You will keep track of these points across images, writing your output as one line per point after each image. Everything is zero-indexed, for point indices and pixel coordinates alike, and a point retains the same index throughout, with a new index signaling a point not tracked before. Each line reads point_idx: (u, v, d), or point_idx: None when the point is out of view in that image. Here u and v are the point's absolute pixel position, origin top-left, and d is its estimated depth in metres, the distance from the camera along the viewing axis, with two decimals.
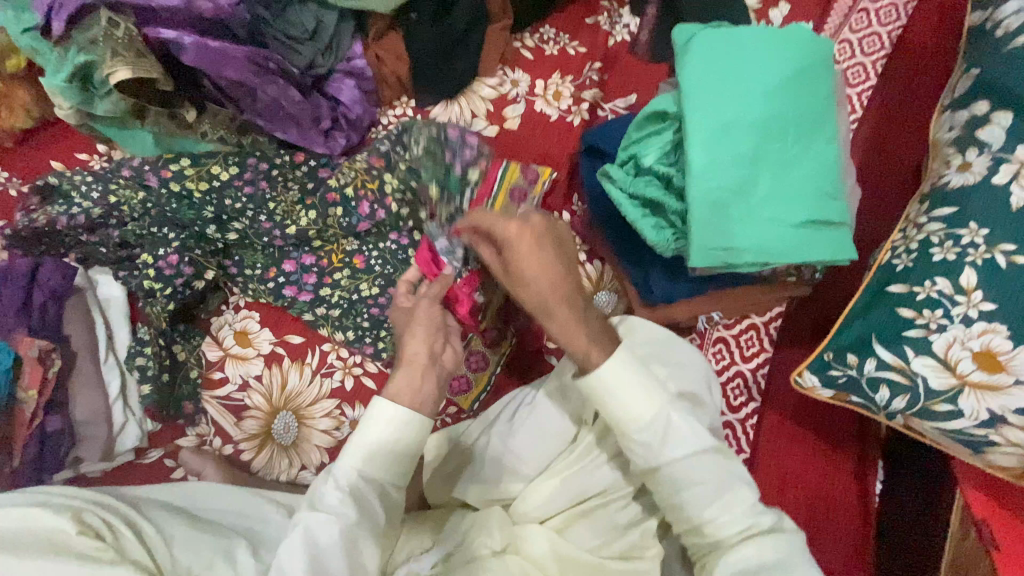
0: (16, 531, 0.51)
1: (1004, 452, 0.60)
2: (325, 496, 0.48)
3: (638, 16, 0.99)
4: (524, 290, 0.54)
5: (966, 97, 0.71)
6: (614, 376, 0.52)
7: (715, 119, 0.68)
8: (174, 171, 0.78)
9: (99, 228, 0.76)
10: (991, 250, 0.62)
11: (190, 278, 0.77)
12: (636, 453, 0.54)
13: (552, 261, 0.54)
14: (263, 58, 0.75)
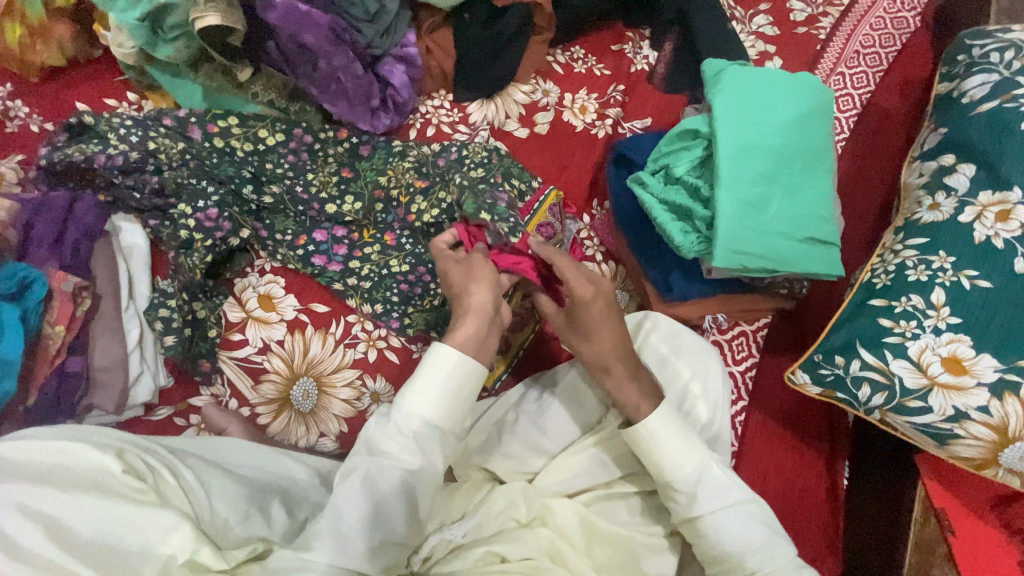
0: (58, 469, 0.51)
1: (966, 444, 0.71)
2: (383, 445, 0.56)
3: (657, 50, 1.07)
4: (588, 346, 0.66)
5: (934, 151, 0.86)
6: (660, 430, 0.62)
7: (741, 141, 0.77)
8: (220, 128, 0.79)
9: (135, 172, 0.75)
10: (957, 274, 0.74)
11: (227, 233, 0.76)
12: (677, 506, 0.62)
13: (615, 326, 0.65)
14: (341, 30, 0.78)
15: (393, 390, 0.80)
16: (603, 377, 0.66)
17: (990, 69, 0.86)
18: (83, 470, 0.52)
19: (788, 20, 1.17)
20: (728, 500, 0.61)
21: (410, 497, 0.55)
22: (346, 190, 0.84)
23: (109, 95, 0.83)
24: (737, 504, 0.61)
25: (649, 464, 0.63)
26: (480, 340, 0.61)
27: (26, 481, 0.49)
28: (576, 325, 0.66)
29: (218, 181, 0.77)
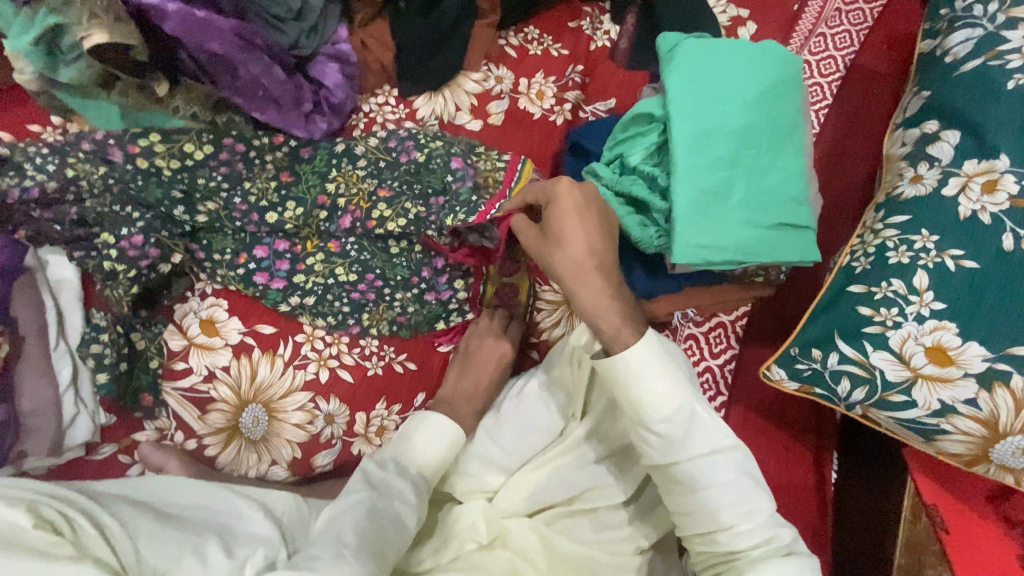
0: None
1: (953, 440, 0.66)
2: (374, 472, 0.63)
3: (618, 24, 1.00)
4: (561, 252, 0.60)
5: (917, 117, 0.78)
6: (637, 358, 0.55)
7: (698, 123, 0.71)
8: (143, 147, 0.73)
9: (54, 204, 0.71)
10: (941, 254, 0.67)
11: (156, 261, 0.72)
12: (651, 447, 0.55)
13: (591, 233, 0.61)
14: (249, 33, 0.71)
15: (347, 411, 0.77)
16: (579, 291, 0.60)
17: (974, 23, 0.77)
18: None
19: None
20: (711, 446, 0.54)
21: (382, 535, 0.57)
22: (287, 195, 0.78)
23: (32, 120, 0.79)
24: (721, 450, 0.55)
25: (624, 399, 0.56)
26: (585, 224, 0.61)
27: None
28: (551, 230, 0.62)
29: (143, 206, 0.73)
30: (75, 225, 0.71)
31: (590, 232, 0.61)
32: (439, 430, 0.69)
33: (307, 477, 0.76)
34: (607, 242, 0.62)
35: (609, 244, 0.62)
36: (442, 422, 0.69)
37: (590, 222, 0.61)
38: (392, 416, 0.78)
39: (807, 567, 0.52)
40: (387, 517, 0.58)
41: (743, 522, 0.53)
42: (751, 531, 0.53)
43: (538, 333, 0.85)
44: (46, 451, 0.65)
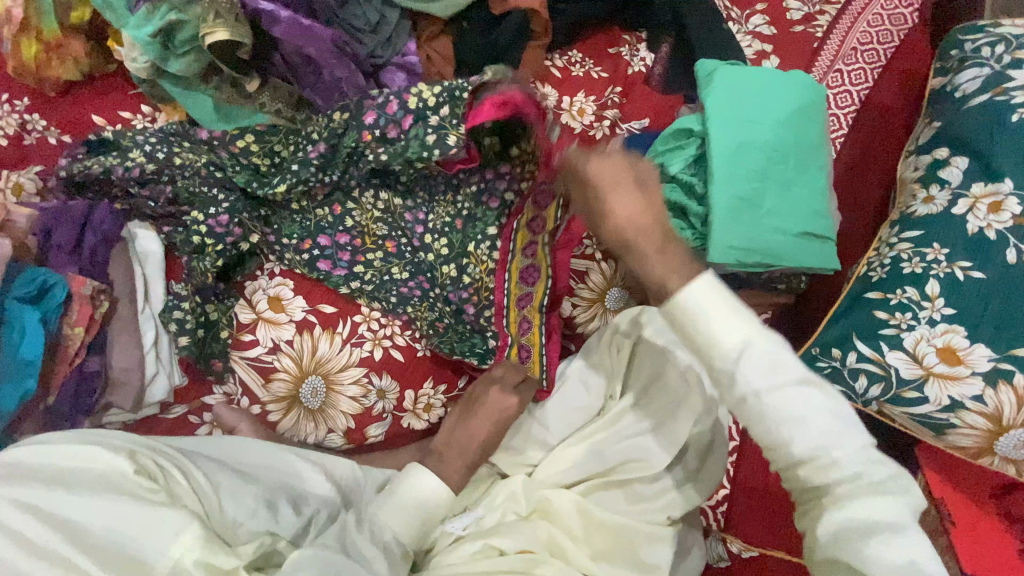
0: (76, 472, 0.54)
1: (961, 434, 0.72)
2: (359, 539, 0.61)
3: (654, 51, 1.08)
4: (606, 222, 0.59)
5: (929, 144, 0.87)
6: (700, 298, 0.52)
7: (734, 138, 0.79)
8: (241, 147, 0.82)
9: (150, 183, 0.78)
10: (951, 265, 0.75)
11: (238, 239, 0.79)
12: (719, 388, 0.52)
13: (636, 199, 0.59)
14: (342, 44, 0.82)
15: (398, 387, 0.83)
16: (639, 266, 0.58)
17: (982, 63, 0.87)
18: (97, 471, 0.54)
19: (784, 19, 1.18)
20: (779, 377, 0.49)
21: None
22: (348, 197, 0.86)
23: (124, 108, 0.86)
24: (794, 382, 0.50)
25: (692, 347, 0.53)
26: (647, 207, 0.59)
27: (45, 485, 0.52)
28: (592, 194, 0.61)
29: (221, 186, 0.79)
30: (164, 202, 0.79)
31: (609, 185, 0.60)
32: (427, 484, 0.65)
33: (360, 447, 0.82)
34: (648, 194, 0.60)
35: (651, 194, 0.60)
36: (423, 477, 0.66)
37: (611, 186, 0.60)
38: (438, 395, 0.84)
39: (900, 505, 0.48)
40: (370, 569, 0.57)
41: (829, 453, 0.49)
42: (841, 462, 0.48)
43: (573, 328, 0.90)
44: (131, 404, 0.71)
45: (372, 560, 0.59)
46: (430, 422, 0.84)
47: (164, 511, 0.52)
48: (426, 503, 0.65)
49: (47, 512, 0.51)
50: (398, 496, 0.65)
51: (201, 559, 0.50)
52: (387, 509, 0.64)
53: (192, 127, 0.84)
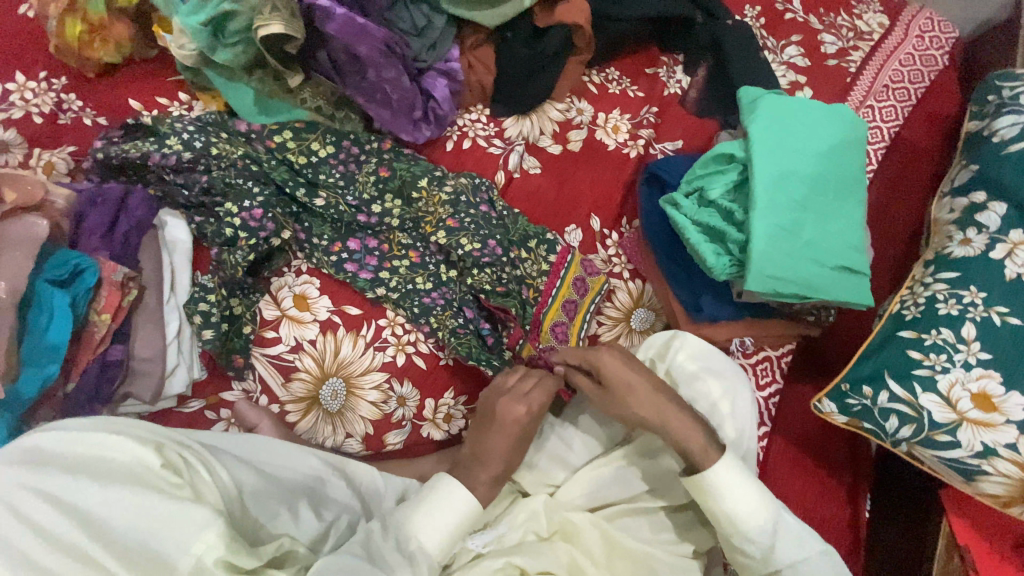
0: (97, 461, 0.52)
1: (993, 481, 0.70)
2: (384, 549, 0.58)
3: (690, 75, 1.05)
4: (633, 401, 0.70)
5: (966, 187, 0.87)
6: (723, 477, 0.65)
7: (776, 168, 0.78)
8: (278, 142, 0.81)
9: (185, 171, 0.77)
10: (988, 309, 0.74)
11: (270, 234, 0.77)
12: (751, 558, 0.65)
13: (641, 376, 0.72)
14: (394, 45, 0.81)
15: (419, 395, 0.81)
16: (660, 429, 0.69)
17: (1021, 110, 0.87)
18: (122, 462, 0.52)
19: (819, 51, 1.18)
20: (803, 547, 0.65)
21: None
22: (384, 189, 0.84)
23: (161, 94, 0.86)
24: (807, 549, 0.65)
25: (726, 524, 0.65)
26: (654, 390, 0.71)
27: (68, 471, 0.50)
28: (611, 388, 0.71)
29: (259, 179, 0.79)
30: (197, 190, 0.77)
31: (628, 368, 0.72)
32: (461, 500, 0.63)
33: (377, 453, 0.80)
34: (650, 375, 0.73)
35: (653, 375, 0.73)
36: (452, 488, 0.64)
37: (628, 372, 0.71)
38: (459, 405, 0.82)
39: None
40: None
41: None
42: None
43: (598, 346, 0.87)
44: (149, 395, 0.69)
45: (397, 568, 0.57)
46: (451, 433, 0.82)
47: (186, 508, 0.50)
48: (455, 518, 0.63)
49: (71, 499, 0.49)
50: (428, 509, 0.63)
51: (223, 559, 0.48)
52: (418, 521, 0.62)
53: (230, 117, 0.83)
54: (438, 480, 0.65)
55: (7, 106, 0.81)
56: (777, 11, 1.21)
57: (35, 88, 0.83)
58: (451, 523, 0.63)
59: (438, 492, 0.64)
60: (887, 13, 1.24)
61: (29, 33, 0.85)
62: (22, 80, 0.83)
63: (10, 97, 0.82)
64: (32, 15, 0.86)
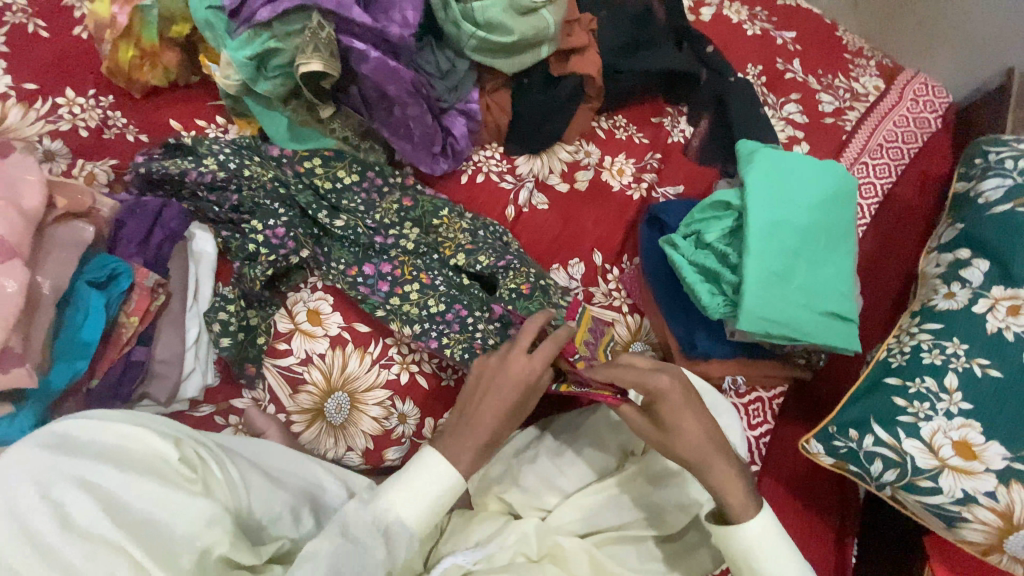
0: (122, 451, 0.56)
1: (972, 528, 0.72)
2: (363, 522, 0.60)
3: (693, 126, 1.12)
4: (681, 442, 0.67)
5: (952, 244, 0.91)
6: (759, 535, 0.64)
7: (769, 217, 0.83)
8: (306, 168, 0.88)
9: (218, 190, 0.83)
10: (970, 361, 0.78)
11: (290, 251, 0.82)
12: None
13: (699, 421, 0.68)
14: (421, 86, 0.87)
15: (419, 413, 0.83)
16: (702, 474, 0.67)
17: (1005, 174, 0.93)
18: (144, 453, 0.56)
19: (817, 109, 1.25)
20: None
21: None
22: (405, 218, 0.89)
23: (201, 117, 0.92)
24: None
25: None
26: (706, 437, 0.68)
27: (97, 461, 0.54)
28: (667, 426, 0.68)
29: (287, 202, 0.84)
30: (227, 207, 0.83)
31: (687, 409, 0.68)
32: (440, 480, 0.63)
33: (376, 468, 0.82)
34: (707, 418, 0.69)
35: (711, 420, 0.69)
36: (436, 468, 0.63)
37: (688, 416, 0.67)
38: None
39: None
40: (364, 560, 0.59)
41: None
42: None
43: None
44: (167, 395, 0.73)
45: (371, 547, 0.59)
46: None
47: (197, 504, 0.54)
48: (432, 497, 0.62)
49: (97, 490, 0.53)
50: (408, 489, 0.62)
51: (225, 554, 0.54)
52: (396, 500, 0.62)
53: (263, 141, 0.90)
54: (422, 456, 0.64)
55: (55, 118, 0.87)
56: (779, 71, 1.28)
57: (83, 104, 0.89)
58: (428, 501, 0.62)
59: (420, 468, 0.64)
60: (883, 77, 1.31)
61: (83, 53, 0.92)
62: (72, 95, 0.89)
63: (59, 110, 0.88)
64: (85, 36, 0.93)
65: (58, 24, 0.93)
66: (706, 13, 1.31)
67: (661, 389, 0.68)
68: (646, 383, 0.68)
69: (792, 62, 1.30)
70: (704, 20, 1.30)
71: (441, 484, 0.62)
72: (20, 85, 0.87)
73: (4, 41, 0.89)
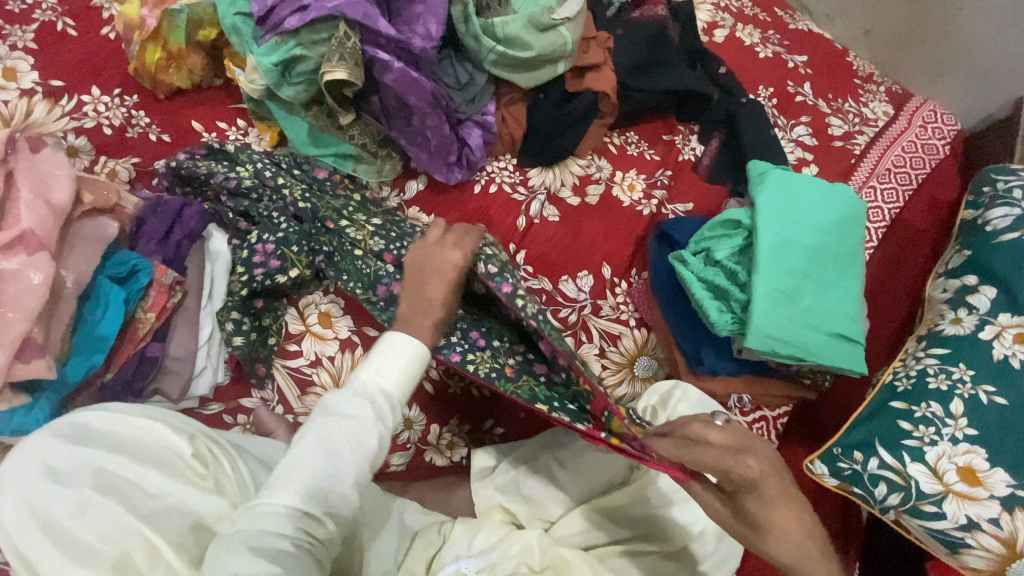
0: (138, 445, 0.59)
1: (975, 555, 0.72)
2: (337, 407, 0.58)
3: (704, 144, 1.13)
4: (774, 539, 0.59)
5: (959, 269, 0.92)
6: None
7: (779, 237, 0.84)
8: (327, 175, 0.90)
9: (240, 196, 0.84)
10: (976, 387, 0.78)
11: (275, 271, 0.79)
12: None
13: (792, 514, 0.60)
14: (440, 97, 0.88)
15: (425, 418, 0.84)
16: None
17: (1013, 203, 0.94)
18: (160, 448, 0.60)
19: (827, 132, 1.26)
20: None
21: (361, 452, 0.56)
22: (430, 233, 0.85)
23: (222, 119, 0.94)
24: None
25: None
26: (800, 533, 0.59)
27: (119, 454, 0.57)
28: (758, 520, 0.59)
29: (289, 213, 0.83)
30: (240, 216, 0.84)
31: (775, 499, 0.60)
32: (404, 349, 0.62)
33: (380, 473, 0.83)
34: (805, 512, 0.61)
35: (807, 512, 0.61)
36: (400, 344, 0.62)
37: (779, 508, 0.60)
38: (461, 434, 0.85)
39: None
40: (347, 430, 0.56)
41: None
42: None
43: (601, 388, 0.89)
44: (178, 390, 0.74)
45: (356, 415, 0.57)
46: (452, 460, 0.84)
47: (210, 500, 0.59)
48: (405, 366, 0.61)
49: (116, 481, 0.55)
50: (376, 364, 0.61)
51: None
52: (370, 372, 0.60)
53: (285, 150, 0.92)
54: (381, 337, 0.63)
55: (80, 115, 0.89)
56: (790, 93, 1.30)
57: (108, 102, 0.91)
58: (402, 370, 0.61)
59: (384, 346, 0.62)
60: (892, 103, 1.33)
61: (110, 53, 0.94)
62: (97, 94, 0.91)
63: (84, 108, 0.89)
64: (112, 36, 0.95)
65: (87, 24, 0.95)
66: (720, 34, 1.33)
67: (754, 477, 0.59)
68: (737, 471, 0.59)
69: (803, 85, 1.32)
70: (717, 41, 1.32)
71: (409, 353, 0.62)
72: (48, 82, 0.89)
73: (34, 39, 0.91)
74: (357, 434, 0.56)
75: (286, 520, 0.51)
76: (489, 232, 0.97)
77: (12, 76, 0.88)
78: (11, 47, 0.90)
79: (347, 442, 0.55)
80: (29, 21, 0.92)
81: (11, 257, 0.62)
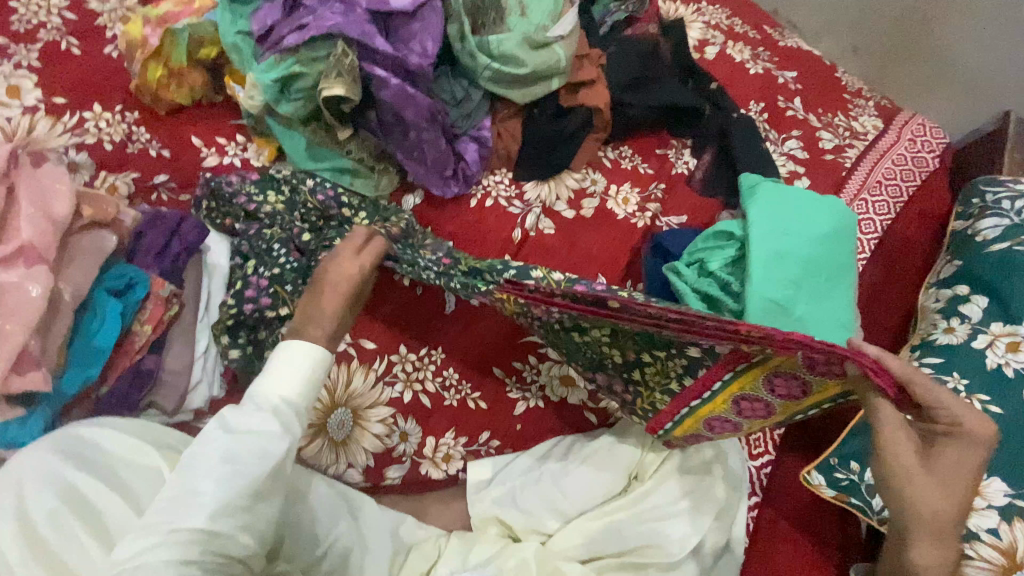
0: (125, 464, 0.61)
1: (977, 567, 0.70)
2: (238, 421, 0.59)
3: (697, 158, 1.15)
4: (947, 499, 0.58)
5: (951, 279, 0.93)
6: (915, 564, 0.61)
7: (770, 248, 0.85)
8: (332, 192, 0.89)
9: (251, 223, 0.85)
10: (970, 396, 0.79)
11: (266, 308, 0.78)
12: None
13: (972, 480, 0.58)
14: (436, 112, 0.90)
15: (421, 432, 0.83)
16: (919, 496, 0.58)
17: (1002, 214, 0.95)
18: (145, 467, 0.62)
19: (818, 146, 1.28)
20: None
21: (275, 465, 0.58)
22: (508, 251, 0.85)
23: (221, 134, 0.95)
24: None
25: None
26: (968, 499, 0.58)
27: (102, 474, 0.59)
28: (945, 476, 0.57)
29: (291, 246, 0.83)
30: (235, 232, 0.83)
31: (958, 474, 0.57)
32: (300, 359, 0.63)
33: (376, 487, 0.82)
34: (975, 465, 0.58)
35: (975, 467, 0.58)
36: (303, 351, 0.63)
37: (966, 480, 0.58)
38: (458, 446, 0.83)
39: None
40: (251, 450, 0.57)
41: None
42: None
43: (598, 401, 0.88)
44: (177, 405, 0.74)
45: (262, 426, 0.59)
46: (449, 474, 0.82)
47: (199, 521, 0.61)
48: (300, 377, 0.63)
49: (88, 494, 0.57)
50: (276, 372, 0.62)
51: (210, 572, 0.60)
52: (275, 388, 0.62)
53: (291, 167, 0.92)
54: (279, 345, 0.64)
55: (81, 131, 0.90)
56: (780, 108, 1.32)
57: (109, 119, 0.92)
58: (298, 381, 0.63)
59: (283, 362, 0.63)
60: (881, 117, 1.35)
61: (113, 71, 0.95)
62: (99, 110, 0.92)
63: (86, 124, 0.91)
64: (115, 55, 0.97)
65: (90, 43, 0.97)
66: (711, 51, 1.36)
67: (972, 432, 0.57)
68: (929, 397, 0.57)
69: (793, 100, 1.34)
70: (708, 57, 1.35)
71: (311, 357, 0.63)
72: (50, 99, 0.91)
73: (38, 57, 0.93)
74: (262, 451, 0.58)
75: (194, 545, 0.53)
76: (485, 244, 0.97)
77: (15, 94, 0.89)
78: (15, 66, 0.91)
79: (251, 457, 0.57)
80: (33, 40, 0.94)
81: (11, 269, 0.63)
